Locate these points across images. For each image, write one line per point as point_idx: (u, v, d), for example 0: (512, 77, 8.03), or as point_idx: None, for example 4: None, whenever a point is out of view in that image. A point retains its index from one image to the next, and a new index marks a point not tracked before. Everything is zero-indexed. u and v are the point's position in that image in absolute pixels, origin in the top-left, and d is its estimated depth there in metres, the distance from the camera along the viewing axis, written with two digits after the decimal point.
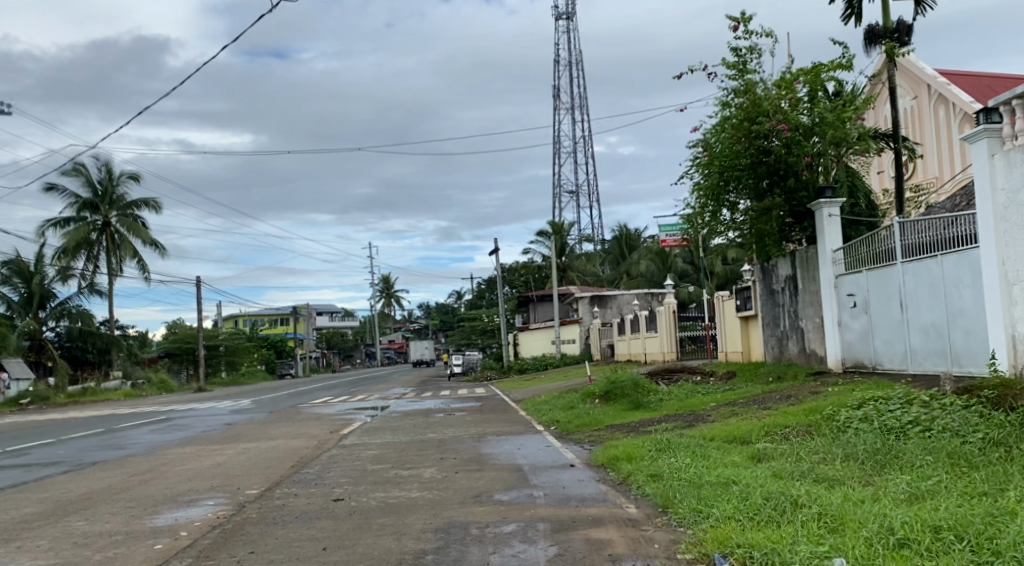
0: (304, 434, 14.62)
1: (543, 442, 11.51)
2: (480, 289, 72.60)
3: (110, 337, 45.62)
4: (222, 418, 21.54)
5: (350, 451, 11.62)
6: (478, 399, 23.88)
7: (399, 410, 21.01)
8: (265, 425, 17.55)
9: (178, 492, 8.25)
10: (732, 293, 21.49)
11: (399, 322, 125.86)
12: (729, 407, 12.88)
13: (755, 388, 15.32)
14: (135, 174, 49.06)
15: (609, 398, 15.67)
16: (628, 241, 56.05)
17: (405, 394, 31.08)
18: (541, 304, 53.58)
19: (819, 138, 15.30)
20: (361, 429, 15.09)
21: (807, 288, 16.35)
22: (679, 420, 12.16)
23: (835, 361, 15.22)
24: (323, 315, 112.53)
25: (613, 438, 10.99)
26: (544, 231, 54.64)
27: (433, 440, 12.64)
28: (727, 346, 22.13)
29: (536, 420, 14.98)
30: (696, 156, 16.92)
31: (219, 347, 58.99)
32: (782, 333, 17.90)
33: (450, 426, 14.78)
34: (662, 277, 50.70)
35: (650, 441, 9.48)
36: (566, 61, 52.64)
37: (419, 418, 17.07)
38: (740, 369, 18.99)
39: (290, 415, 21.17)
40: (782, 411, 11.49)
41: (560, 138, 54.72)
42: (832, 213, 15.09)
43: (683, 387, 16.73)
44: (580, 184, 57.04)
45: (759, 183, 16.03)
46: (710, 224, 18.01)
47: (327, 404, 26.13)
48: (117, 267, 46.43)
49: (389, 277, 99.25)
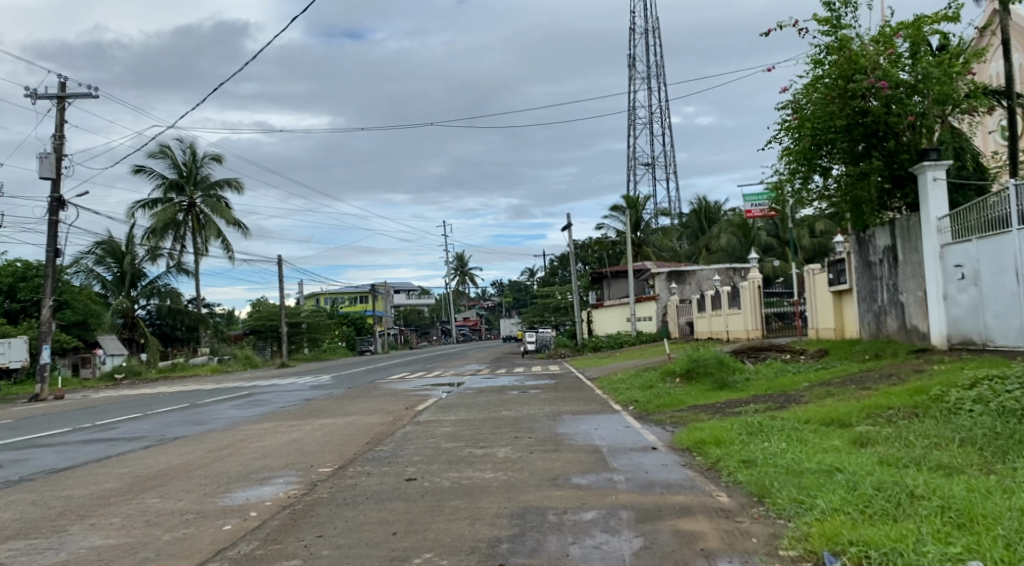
0: (379, 410, 14.55)
1: (622, 422, 11.05)
2: (554, 266, 72.13)
3: (198, 314, 47.33)
4: (301, 393, 21.87)
5: (424, 428, 11.41)
6: (553, 376, 23.54)
7: (473, 387, 20.89)
8: (341, 401, 17.64)
9: (252, 470, 8.16)
10: (823, 266, 20.38)
11: (474, 300, 126.75)
12: (822, 387, 12.12)
13: (850, 366, 14.40)
14: (218, 156, 50.47)
15: (691, 376, 15.06)
16: (706, 215, 54.51)
17: (480, 370, 31.06)
18: (616, 281, 52.76)
19: (923, 96, 14.18)
20: (436, 405, 14.92)
21: (907, 259, 15.25)
22: (768, 401, 11.48)
23: (938, 338, 14.15)
24: (401, 293, 114.31)
25: (697, 419, 10.42)
26: (620, 206, 53.65)
27: (508, 418, 12.32)
28: (817, 323, 21.05)
29: (614, 399, 14.50)
30: (786, 119, 15.98)
31: (301, 324, 60.52)
32: (878, 307, 16.82)
33: (524, 403, 14.46)
34: (743, 251, 49.11)
35: (739, 424, 8.90)
36: (641, 30, 51.15)
37: (494, 395, 16.84)
38: (832, 346, 17.98)
39: (367, 390, 21.31)
40: (883, 392, 10.68)
41: (636, 111, 53.44)
42: (936, 177, 13.95)
43: (770, 365, 15.94)
44: (656, 158, 55.68)
45: (855, 146, 15.02)
46: (801, 191, 17.06)
47: (404, 380, 26.26)
48: (202, 246, 47.94)
49: (464, 255, 99.86)
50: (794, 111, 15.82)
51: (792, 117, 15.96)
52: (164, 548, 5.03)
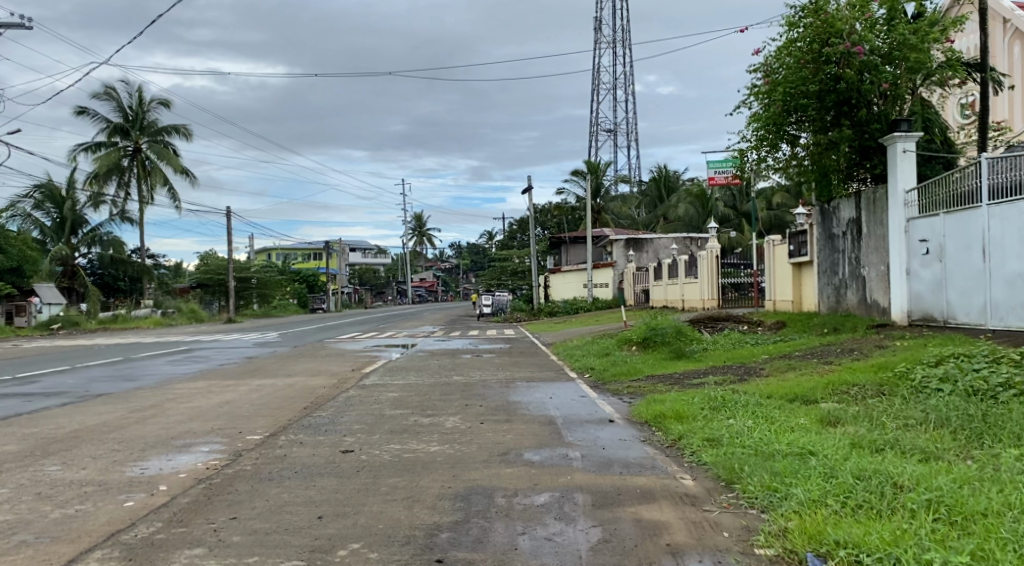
0: (323, 371, 13.84)
1: (577, 391, 10.58)
2: (512, 230, 71.45)
3: (141, 265, 45.57)
4: (245, 350, 20.97)
5: (369, 392, 10.77)
6: (508, 341, 23.05)
7: (425, 349, 20.28)
8: (285, 360, 16.87)
9: (173, 435, 7.44)
10: (785, 237, 20.12)
11: (430, 261, 125.46)
12: (782, 360, 11.83)
13: (809, 340, 14.14)
14: (167, 101, 48.34)
15: (648, 345, 14.66)
16: (666, 184, 54.28)
17: (433, 332, 30.47)
18: (574, 246, 52.39)
19: (897, 64, 13.80)
20: (383, 368, 14.27)
21: (871, 233, 14.99)
22: (729, 373, 11.11)
23: (898, 314, 13.95)
24: (356, 251, 112.58)
25: (655, 391, 9.98)
26: (581, 171, 53.08)
27: (458, 384, 11.73)
28: (774, 295, 20.86)
29: (569, 366, 14.06)
30: (757, 83, 15.55)
31: (251, 279, 58.90)
32: (839, 281, 16.61)
33: (477, 368, 13.92)
34: (701, 222, 49.05)
35: (701, 397, 8.45)
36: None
37: (445, 358, 16.25)
38: (789, 318, 17.79)
39: (314, 350, 20.53)
40: (845, 367, 10.38)
41: (600, 75, 52.68)
42: (906, 149, 13.61)
43: (728, 336, 15.65)
44: (619, 124, 55.12)
45: (825, 113, 14.62)
46: (767, 158, 16.66)
47: (353, 340, 25.44)
48: (148, 195, 46.02)
49: (422, 215, 98.52)
50: (766, 74, 15.35)
51: (763, 81, 15.49)
52: (47, 529, 4.33)
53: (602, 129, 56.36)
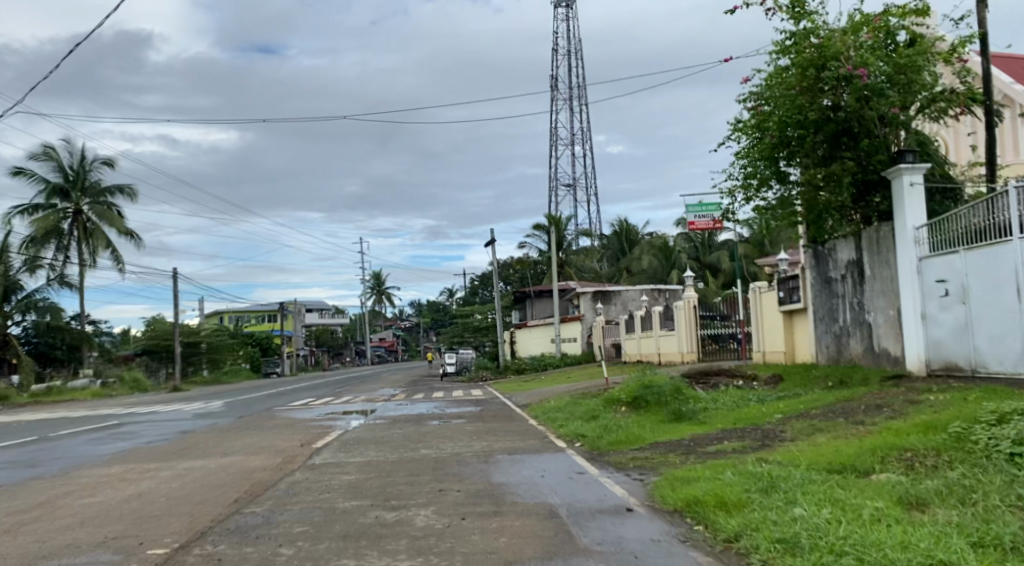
0: (268, 446, 11.82)
1: (572, 465, 8.82)
2: (473, 287, 69.97)
3: (82, 332, 42.69)
4: (184, 423, 18.69)
5: (320, 475, 8.82)
6: (477, 403, 21.16)
7: (386, 415, 18.22)
8: (225, 434, 14.72)
9: (43, 554, 5.45)
10: (773, 283, 18.88)
11: (389, 321, 123.18)
12: (800, 420, 10.25)
13: (820, 395, 12.65)
14: (111, 161, 46.23)
15: (640, 405, 13.01)
16: (628, 237, 53.46)
17: (394, 395, 28.34)
18: (539, 301, 50.99)
19: (900, 91, 12.69)
20: (338, 441, 12.25)
21: (876, 275, 13.71)
22: (747, 439, 9.53)
23: (915, 363, 12.57)
24: (313, 312, 109.86)
25: (667, 463, 8.31)
26: (542, 226, 52.04)
27: (427, 459, 9.86)
28: (764, 347, 19.45)
29: (554, 432, 12.30)
30: (747, 116, 14.44)
31: (201, 344, 55.98)
32: (839, 329, 15.27)
33: (447, 438, 12.07)
34: (665, 274, 48.30)
35: (736, 475, 6.80)
36: (564, 51, 50.15)
37: (410, 427, 14.29)
38: (785, 371, 16.34)
39: (262, 420, 18.38)
40: (882, 429, 8.81)
41: (557, 131, 52.28)
42: (913, 181, 12.48)
43: (726, 392, 14.07)
44: (577, 180, 54.64)
45: (822, 145, 13.43)
46: (758, 197, 15.35)
47: (306, 407, 23.22)
48: (90, 258, 43.47)
49: (381, 274, 96.82)
50: (757, 105, 14.17)
51: (751, 114, 14.38)
52: None
53: (561, 184, 55.73)
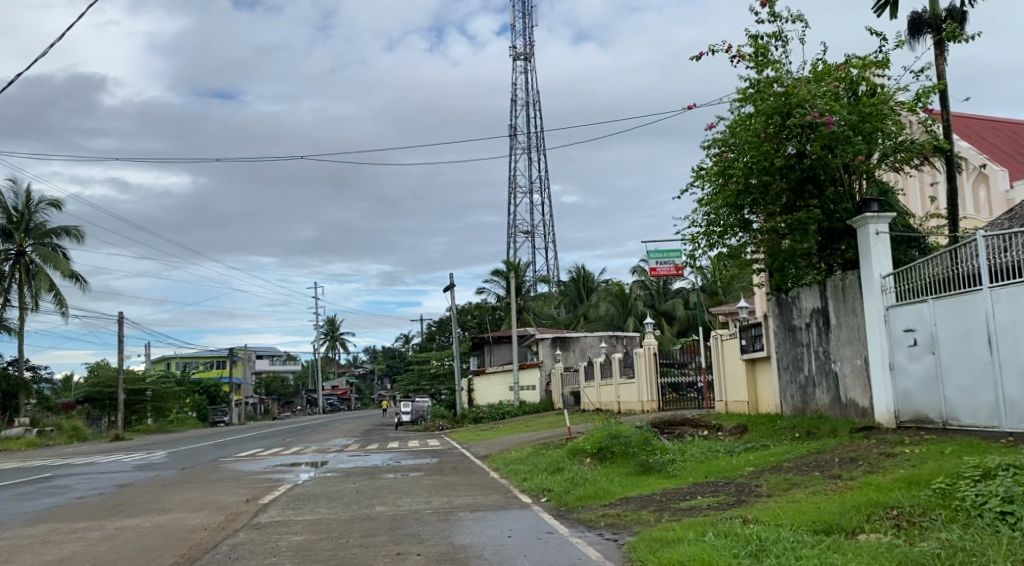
0: (212, 503, 10.98)
1: (539, 524, 8.28)
2: (429, 333, 69.11)
3: (18, 379, 40.69)
4: (122, 476, 17.57)
5: (266, 536, 8.09)
6: (434, 454, 20.38)
7: (339, 467, 17.36)
8: (166, 489, 13.76)
9: None
10: (734, 331, 18.73)
11: (343, 368, 121.06)
12: (774, 473, 9.89)
13: (789, 446, 12.32)
14: (57, 202, 44.80)
15: (606, 457, 12.53)
16: (585, 284, 53.41)
17: (347, 446, 27.27)
18: (497, 347, 50.46)
19: (863, 140, 12.77)
20: (287, 496, 11.47)
21: (842, 324, 13.58)
22: (721, 493, 9.11)
23: (884, 415, 12.35)
24: (263, 359, 107.33)
25: (641, 521, 7.83)
26: (500, 272, 51.75)
27: (383, 517, 9.19)
28: (726, 396, 19.20)
29: (518, 486, 11.74)
30: (711, 162, 14.39)
31: (145, 392, 53.80)
32: (804, 379, 15.07)
33: (404, 493, 11.38)
34: (622, 321, 48.31)
35: (718, 537, 6.32)
36: (523, 101, 50.65)
37: (364, 480, 13.54)
38: (750, 421, 16.03)
39: (207, 473, 17.38)
40: (861, 484, 8.46)
41: (516, 178, 52.49)
42: (878, 231, 12.48)
43: (692, 443, 13.68)
44: (535, 227, 54.73)
45: (787, 193, 13.42)
46: (722, 245, 15.20)
47: (254, 458, 22.13)
48: (30, 301, 41.66)
49: (336, 320, 95.37)
50: (721, 152, 14.11)
51: (715, 160, 14.34)
52: None
53: (519, 231, 55.72)
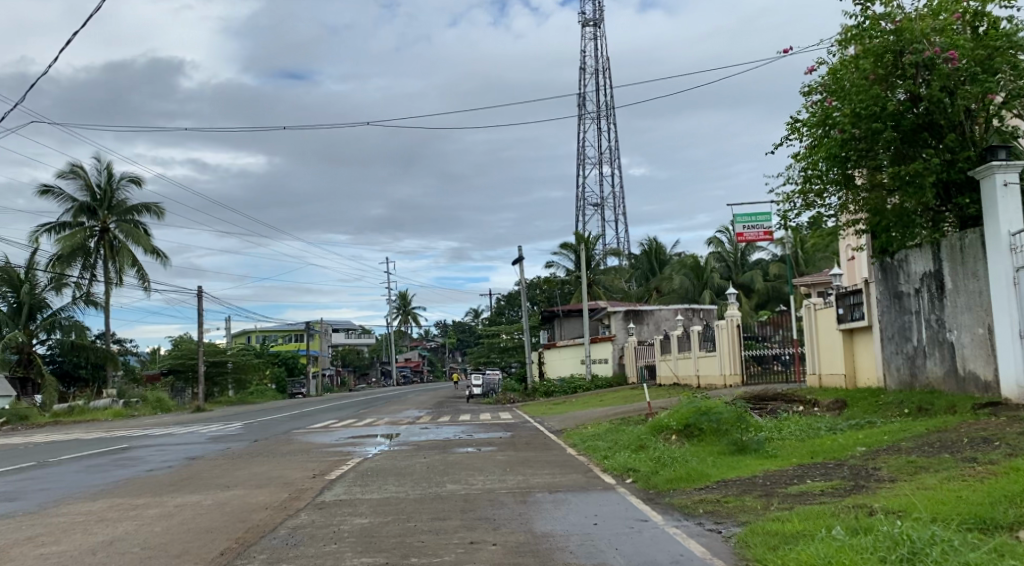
0: (277, 478, 10.46)
1: (628, 511, 7.38)
2: (499, 306, 68.76)
3: (105, 351, 41.92)
4: (195, 447, 17.49)
5: (329, 518, 7.39)
6: (507, 428, 19.69)
7: (410, 441, 16.85)
8: (234, 462, 13.42)
9: None
10: (829, 300, 17.34)
11: (415, 341, 122.51)
12: (892, 455, 8.74)
13: (902, 424, 11.04)
14: (138, 179, 45.83)
15: (693, 435, 11.55)
16: (658, 256, 51.87)
17: (419, 418, 26.86)
18: (568, 320, 49.63)
19: (988, 80, 11.27)
20: (356, 472, 10.87)
21: (958, 288, 12.15)
22: (834, 478, 8.01)
23: (1012, 390, 10.93)
24: (338, 332, 109.37)
25: (745, 510, 6.85)
26: (570, 244, 50.68)
27: (454, 497, 8.43)
28: (819, 368, 17.87)
29: (600, 464, 10.90)
30: (810, 110, 13.08)
31: (225, 364, 55.05)
32: (912, 350, 13.67)
33: (477, 470, 10.65)
34: (697, 293, 46.62)
35: (849, 533, 5.29)
36: (592, 69, 49.10)
37: (435, 456, 12.86)
38: (850, 396, 14.71)
39: (278, 445, 17.14)
40: (1005, 470, 7.23)
41: (585, 148, 51.18)
42: (1006, 182, 11.01)
43: (789, 420, 12.50)
44: (606, 198, 53.40)
45: (899, 143, 12.03)
46: (819, 204, 13.83)
47: (327, 431, 21.92)
48: (115, 276, 42.82)
49: (408, 294, 96.22)
50: (822, 99, 12.73)
51: (815, 108, 13.01)
52: None
53: (589, 203, 54.44)
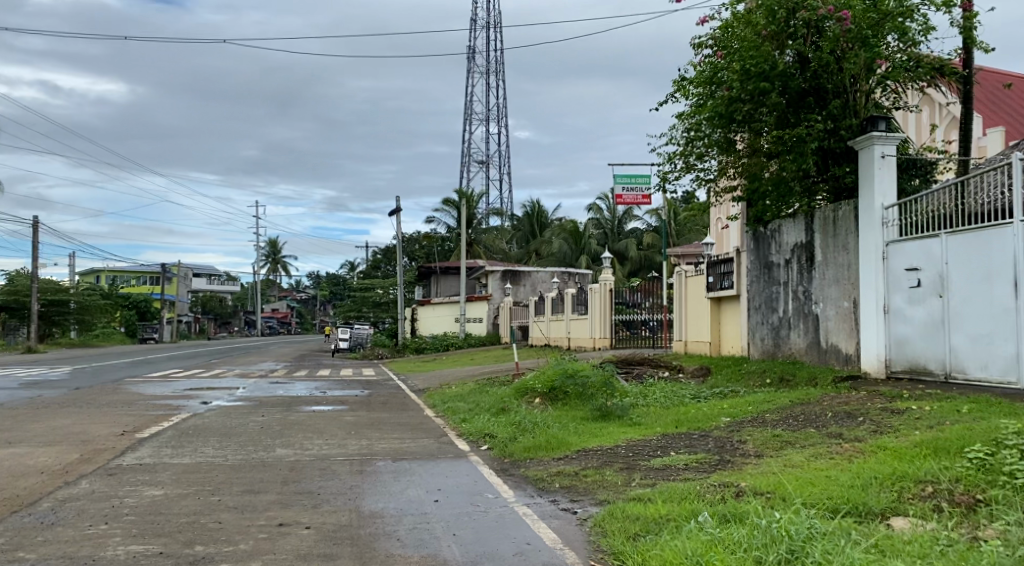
0: (77, 435, 8.90)
1: (476, 485, 6.48)
2: (375, 260, 66.74)
3: None
4: (0, 393, 15.28)
5: (114, 488, 6.04)
6: (366, 385, 18.54)
7: (256, 396, 15.37)
8: (34, 412, 11.56)
9: None
10: (701, 267, 17.18)
11: (285, 291, 118.00)
12: (758, 428, 8.30)
13: (766, 395, 10.78)
14: None
15: (558, 399, 10.86)
16: (539, 219, 51.52)
17: (274, 371, 25.16)
18: (443, 277, 48.58)
19: (875, 47, 11.02)
20: (175, 430, 9.45)
21: (827, 260, 12.02)
22: (700, 451, 7.44)
23: (873, 364, 10.86)
24: (201, 277, 103.38)
25: (606, 487, 6.12)
26: (449, 200, 49.40)
27: (279, 465, 7.25)
28: (686, 335, 17.76)
29: (457, 429, 10.00)
30: (700, 66, 12.54)
31: (67, 303, 50.40)
32: (779, 321, 13.56)
33: (319, 432, 9.49)
34: (573, 258, 46.69)
35: (717, 522, 4.57)
36: (484, 22, 47.41)
37: (277, 415, 11.55)
38: (715, 365, 14.52)
39: (101, 394, 15.23)
40: (873, 448, 6.87)
41: (472, 104, 49.74)
42: (884, 153, 10.80)
43: (655, 386, 12.09)
44: (490, 156, 52.35)
45: (786, 107, 11.68)
46: (699, 166, 13.35)
47: (166, 380, 19.94)
48: None
49: (279, 242, 91.99)
50: (711, 54, 12.19)
51: (704, 64, 12.47)
52: None
53: (473, 160, 53.27)
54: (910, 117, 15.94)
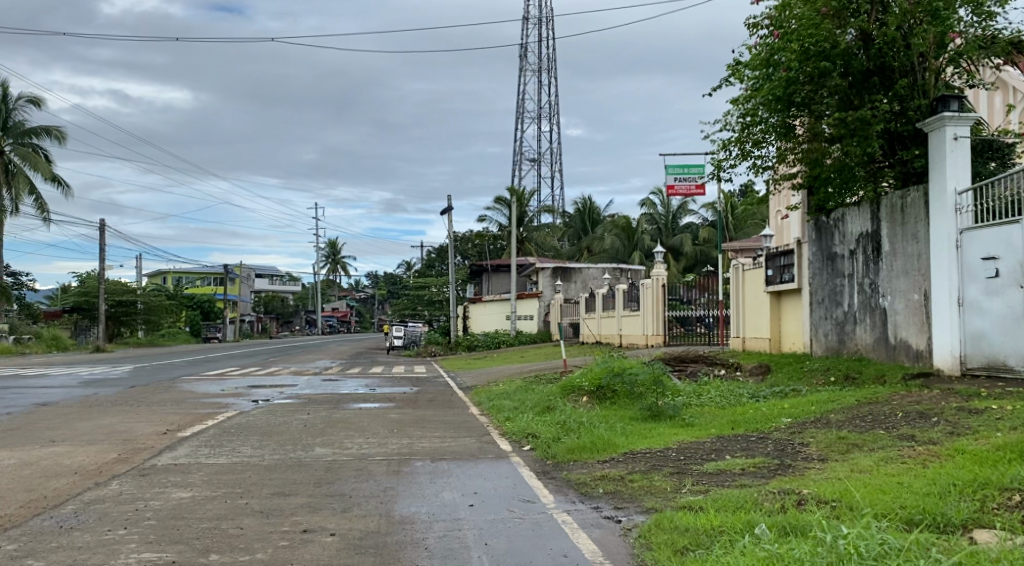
0: (119, 433, 8.86)
1: (515, 489, 6.12)
2: (429, 259, 67.00)
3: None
4: (59, 391, 15.58)
5: (143, 489, 5.88)
6: (415, 383, 18.37)
7: (305, 394, 15.32)
8: (85, 410, 11.67)
9: None
10: (759, 261, 16.48)
11: (343, 290, 119.78)
12: (821, 429, 7.74)
13: (830, 394, 10.16)
14: (37, 100, 41.98)
15: (606, 397, 10.45)
16: (592, 215, 50.91)
17: (327, 369, 25.26)
18: (496, 275, 48.38)
19: (945, 20, 10.29)
20: (217, 429, 9.35)
21: (895, 250, 11.30)
22: (757, 454, 6.93)
23: (946, 361, 10.14)
24: (262, 278, 105.58)
25: (653, 493, 5.69)
26: (502, 198, 49.19)
27: (315, 466, 7.02)
28: (744, 331, 17.08)
29: (501, 428, 9.66)
30: (756, 48, 11.95)
31: (133, 304, 51.88)
32: (843, 316, 12.84)
33: (360, 431, 9.27)
34: (627, 254, 45.98)
35: (773, 535, 4.10)
36: (534, 18, 47.02)
37: (322, 413, 11.40)
38: (774, 362, 13.87)
39: (155, 392, 15.39)
40: (949, 452, 6.28)
41: (523, 100, 49.41)
42: (957, 135, 10.06)
43: (710, 384, 11.57)
44: (542, 153, 51.96)
45: (848, 88, 11.01)
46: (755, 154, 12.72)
47: (221, 379, 20.14)
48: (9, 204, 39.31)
49: (337, 242, 93.33)
50: (767, 35, 11.60)
51: (760, 46, 11.87)
52: None
53: (526, 157, 52.96)
54: (982, 99, 14.93)
